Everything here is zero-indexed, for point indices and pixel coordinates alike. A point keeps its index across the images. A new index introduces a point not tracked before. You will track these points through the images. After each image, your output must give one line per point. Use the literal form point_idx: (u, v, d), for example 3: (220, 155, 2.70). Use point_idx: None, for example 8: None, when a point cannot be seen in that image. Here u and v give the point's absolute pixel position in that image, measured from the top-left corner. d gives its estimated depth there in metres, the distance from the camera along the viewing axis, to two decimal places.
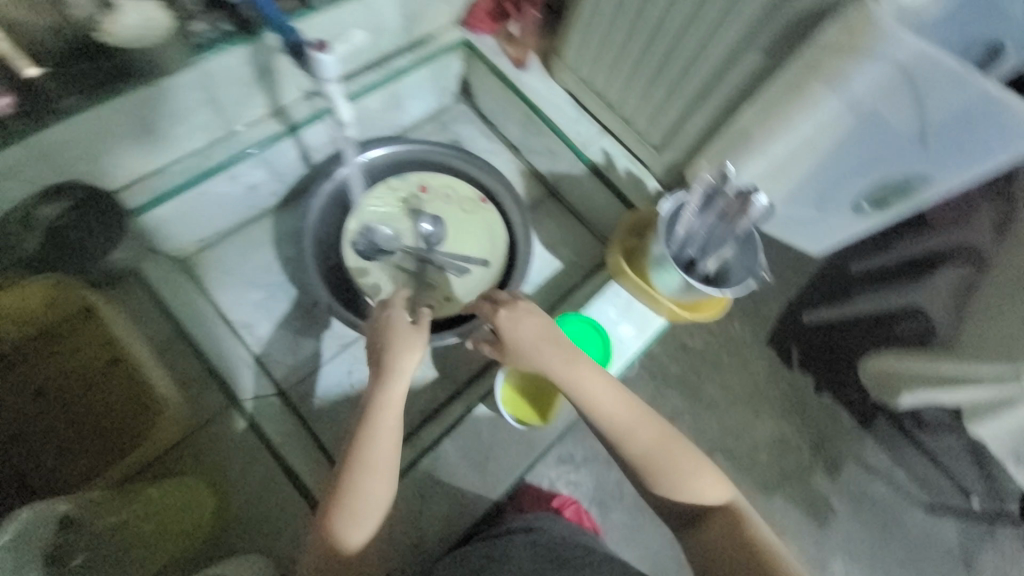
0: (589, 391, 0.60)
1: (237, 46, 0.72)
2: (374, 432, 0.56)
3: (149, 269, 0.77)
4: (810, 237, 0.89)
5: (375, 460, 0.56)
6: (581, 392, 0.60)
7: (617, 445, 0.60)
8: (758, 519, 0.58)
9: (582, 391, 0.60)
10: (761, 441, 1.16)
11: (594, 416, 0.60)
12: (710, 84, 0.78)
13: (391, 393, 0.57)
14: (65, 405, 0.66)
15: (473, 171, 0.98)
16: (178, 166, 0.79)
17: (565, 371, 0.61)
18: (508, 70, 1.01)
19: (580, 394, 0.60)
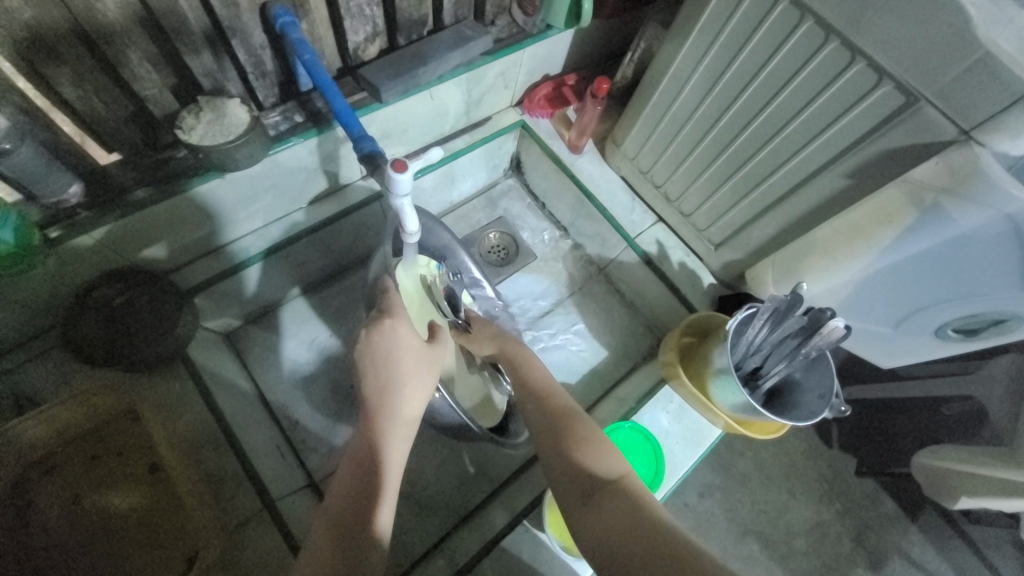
0: (538, 375, 0.68)
1: (307, 138, 0.73)
2: (398, 368, 0.61)
3: (193, 348, 0.74)
4: (884, 348, 0.84)
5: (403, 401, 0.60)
6: (530, 375, 0.68)
7: (554, 418, 0.61)
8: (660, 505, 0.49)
9: (532, 373, 0.69)
10: (798, 528, 1.19)
11: (541, 393, 0.65)
12: (782, 195, 0.75)
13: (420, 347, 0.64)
14: (97, 520, 0.62)
15: None
16: (236, 246, 0.79)
17: (531, 360, 0.71)
18: (564, 154, 1.01)
19: (532, 377, 0.68)
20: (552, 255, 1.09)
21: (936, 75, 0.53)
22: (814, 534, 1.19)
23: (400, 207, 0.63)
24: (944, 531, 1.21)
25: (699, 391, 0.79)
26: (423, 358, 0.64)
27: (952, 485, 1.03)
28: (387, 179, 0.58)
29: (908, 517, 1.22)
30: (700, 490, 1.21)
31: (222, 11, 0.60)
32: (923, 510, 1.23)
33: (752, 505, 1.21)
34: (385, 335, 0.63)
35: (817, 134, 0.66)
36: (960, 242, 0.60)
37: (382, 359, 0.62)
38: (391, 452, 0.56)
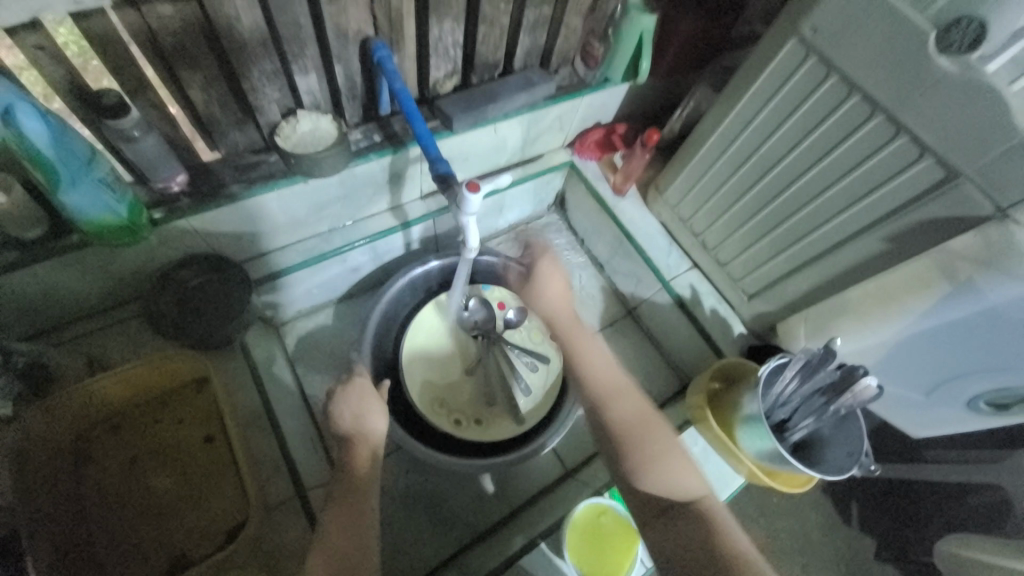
0: (628, 413, 0.70)
1: (382, 156, 0.80)
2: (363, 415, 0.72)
3: (254, 335, 0.81)
4: (913, 415, 0.85)
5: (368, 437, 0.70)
6: (614, 411, 0.70)
7: (631, 451, 0.66)
8: (735, 528, 0.59)
9: (627, 410, 0.70)
10: None
11: (630, 433, 0.67)
12: (819, 254, 0.78)
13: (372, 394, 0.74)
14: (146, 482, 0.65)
15: None
16: (301, 246, 0.86)
17: (605, 385, 0.73)
18: (608, 195, 1.07)
19: (619, 417, 0.69)
20: (585, 289, 1.13)
21: (976, 155, 0.57)
22: None
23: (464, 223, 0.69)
24: None
25: (725, 435, 0.80)
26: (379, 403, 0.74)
27: (967, 574, 0.97)
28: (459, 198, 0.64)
29: None
30: None
31: (333, 40, 0.69)
32: None
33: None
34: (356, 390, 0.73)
35: (860, 199, 0.70)
36: (996, 316, 0.61)
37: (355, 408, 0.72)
38: (369, 475, 0.67)
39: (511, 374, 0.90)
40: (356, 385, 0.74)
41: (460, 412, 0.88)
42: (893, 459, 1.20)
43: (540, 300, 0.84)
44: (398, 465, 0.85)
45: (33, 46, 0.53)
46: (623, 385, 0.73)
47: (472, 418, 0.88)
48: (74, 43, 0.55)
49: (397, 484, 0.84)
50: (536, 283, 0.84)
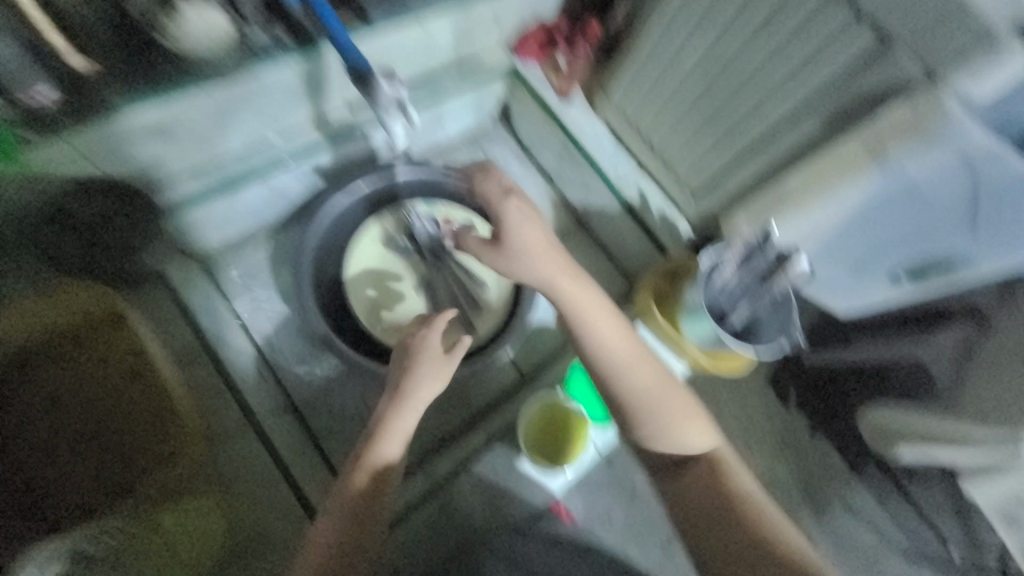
0: (662, 400, 0.65)
1: (291, 60, 0.71)
2: (403, 391, 0.66)
3: (175, 270, 0.80)
4: (840, 298, 0.92)
5: (400, 418, 0.66)
6: (642, 398, 0.65)
7: (636, 421, 0.66)
8: (738, 468, 0.65)
9: (665, 402, 0.65)
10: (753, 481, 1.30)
11: (671, 430, 0.65)
12: (760, 141, 0.78)
13: (431, 355, 0.67)
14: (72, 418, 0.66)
15: None
16: (211, 169, 0.77)
17: (636, 371, 0.66)
18: (553, 101, 0.99)
19: (640, 390, 0.65)
20: (534, 202, 1.10)
21: (912, 16, 0.56)
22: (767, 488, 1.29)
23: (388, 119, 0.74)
24: None
25: (671, 329, 0.84)
26: (439, 367, 0.67)
27: None
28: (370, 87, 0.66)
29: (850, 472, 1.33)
30: None
31: None
32: None
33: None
34: (418, 355, 0.67)
35: (798, 71, 0.69)
36: (914, 188, 0.66)
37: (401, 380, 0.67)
38: (394, 456, 0.65)
39: (461, 290, 0.90)
40: (417, 341, 0.69)
41: (412, 331, 0.87)
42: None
43: (524, 270, 0.68)
44: (356, 390, 0.85)
45: None
46: (661, 376, 0.67)
47: None
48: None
49: (356, 406, 0.84)
50: (503, 246, 0.68)
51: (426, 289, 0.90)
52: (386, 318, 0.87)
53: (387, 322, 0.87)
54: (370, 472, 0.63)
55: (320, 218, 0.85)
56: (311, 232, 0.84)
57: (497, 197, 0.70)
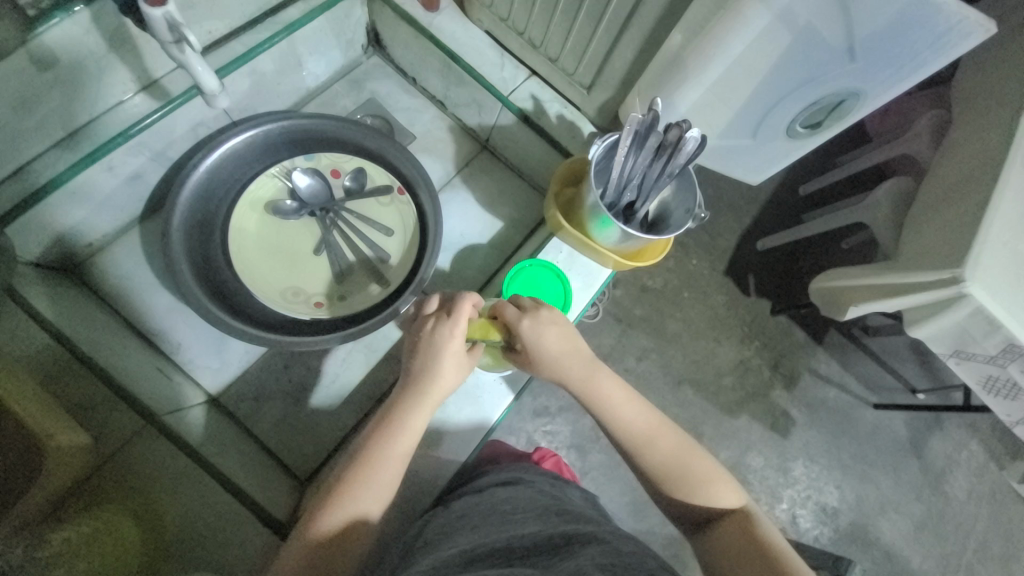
0: (665, 452, 0.64)
1: (76, 12, 0.62)
2: (399, 419, 0.61)
3: (25, 287, 0.67)
4: (747, 167, 0.90)
5: (391, 442, 0.60)
6: (656, 458, 0.64)
7: (663, 484, 0.63)
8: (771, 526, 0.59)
9: (663, 451, 0.64)
10: (723, 367, 1.38)
11: (674, 478, 0.63)
12: (630, 12, 0.71)
13: (440, 379, 0.63)
14: None
15: (390, 156, 0.86)
16: (37, 166, 0.67)
17: (635, 430, 0.65)
18: (420, 14, 0.91)
19: (658, 458, 0.64)
20: (432, 135, 1.02)
21: None
22: (737, 370, 1.39)
23: (184, 57, 0.61)
24: (845, 348, 1.42)
25: (582, 236, 0.81)
26: (441, 389, 0.63)
27: (843, 299, 1.13)
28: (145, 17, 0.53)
29: (814, 341, 1.42)
30: (638, 354, 1.36)
31: None
32: (827, 333, 1.43)
33: (683, 357, 1.37)
34: (422, 381, 0.63)
35: None
36: (791, 24, 0.62)
37: (403, 407, 0.62)
38: (375, 499, 0.58)
39: (363, 242, 0.86)
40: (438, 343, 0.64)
41: (321, 294, 0.84)
42: (778, 227, 1.46)
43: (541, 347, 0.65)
44: (280, 362, 0.84)
45: None
46: (658, 422, 0.66)
47: (337, 295, 0.84)
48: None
49: (280, 381, 0.84)
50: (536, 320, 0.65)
51: (327, 250, 0.85)
52: (291, 287, 0.83)
53: (293, 291, 0.83)
54: (348, 516, 0.56)
55: (180, 199, 0.74)
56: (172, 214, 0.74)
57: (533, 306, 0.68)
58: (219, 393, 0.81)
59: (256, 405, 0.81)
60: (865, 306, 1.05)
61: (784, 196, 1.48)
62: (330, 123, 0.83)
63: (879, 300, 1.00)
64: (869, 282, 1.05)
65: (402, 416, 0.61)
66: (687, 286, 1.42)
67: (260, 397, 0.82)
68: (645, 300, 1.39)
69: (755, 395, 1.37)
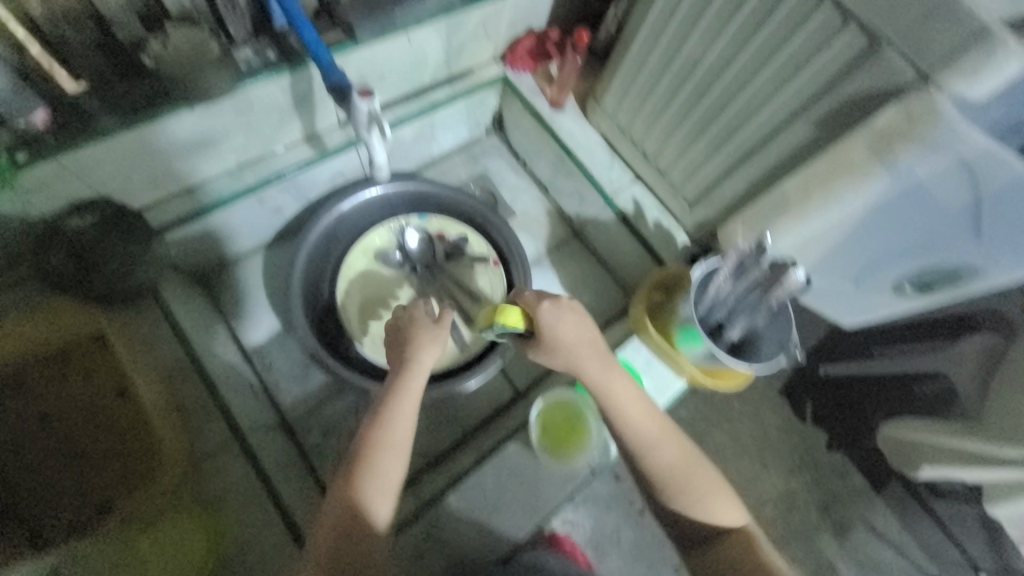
0: (672, 462, 0.63)
1: (277, 75, 0.72)
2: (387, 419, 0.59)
3: (168, 288, 0.76)
4: (842, 310, 0.88)
5: (382, 435, 0.58)
6: (662, 462, 0.63)
7: (671, 495, 0.63)
8: (768, 545, 0.63)
9: (667, 458, 0.63)
10: (767, 494, 1.23)
11: (681, 484, 0.63)
12: (752, 150, 0.75)
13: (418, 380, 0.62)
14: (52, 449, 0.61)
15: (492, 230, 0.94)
16: (206, 188, 0.79)
17: (644, 439, 0.64)
18: (545, 111, 1.00)
19: (664, 465, 0.63)
20: (530, 214, 1.09)
21: (898, 16, 0.52)
22: (783, 502, 1.23)
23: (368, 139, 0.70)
24: (906, 503, 1.24)
25: (665, 342, 0.82)
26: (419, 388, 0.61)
27: (910, 453, 1.10)
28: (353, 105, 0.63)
29: (873, 488, 1.25)
30: None
31: None
32: (888, 482, 1.25)
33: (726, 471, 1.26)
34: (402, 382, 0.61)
35: (786, 81, 0.65)
36: (917, 194, 0.62)
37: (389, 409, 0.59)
38: (372, 487, 0.56)
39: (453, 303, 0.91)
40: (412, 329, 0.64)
41: None
42: (844, 356, 1.31)
43: (562, 332, 0.65)
44: (347, 404, 0.85)
45: None
46: (669, 430, 0.65)
47: None
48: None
49: (343, 421, 0.84)
50: (552, 306, 0.65)
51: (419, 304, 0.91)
52: (378, 332, 0.88)
53: (382, 337, 0.89)
54: (355, 508, 0.55)
55: (310, 238, 0.85)
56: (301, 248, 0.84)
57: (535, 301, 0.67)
58: (292, 420, 0.83)
59: (317, 438, 0.82)
60: (957, 471, 1.00)
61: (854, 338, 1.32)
62: (449, 192, 0.93)
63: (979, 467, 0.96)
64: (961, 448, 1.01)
65: (391, 407, 0.60)
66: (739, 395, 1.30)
67: (321, 431, 0.83)
68: (696, 406, 1.26)
69: (799, 538, 1.21)
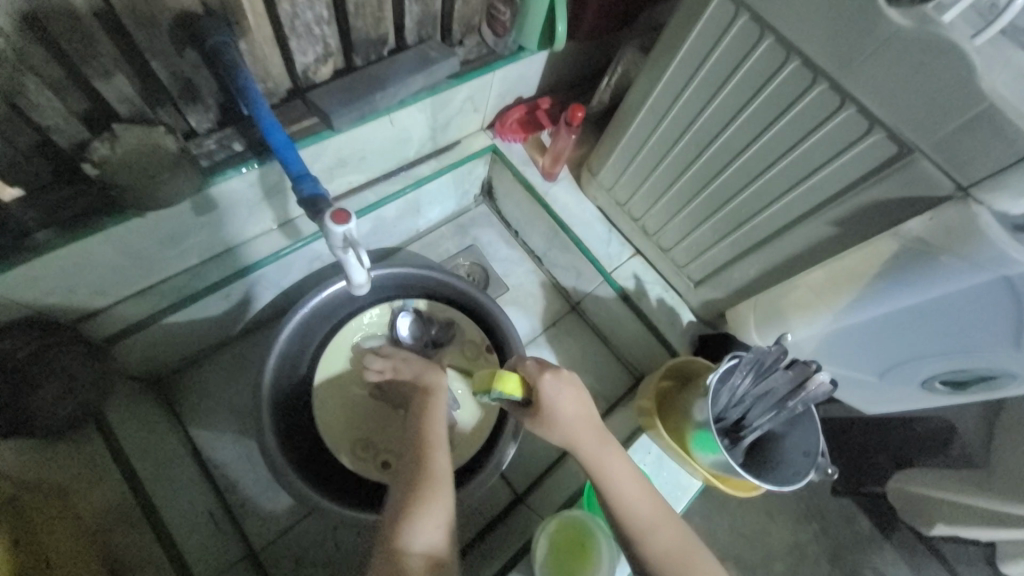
0: (668, 541, 0.57)
1: (247, 170, 0.65)
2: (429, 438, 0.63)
3: (113, 408, 0.67)
4: (865, 397, 0.82)
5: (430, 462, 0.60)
6: (653, 548, 0.57)
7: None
8: None
9: (665, 535, 0.57)
10: (775, 550, 1.16)
11: (675, 572, 0.55)
12: (765, 239, 0.70)
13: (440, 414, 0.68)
14: None
15: (486, 314, 0.86)
16: (162, 288, 0.70)
17: (636, 511, 0.58)
18: (538, 182, 0.95)
19: (660, 544, 0.57)
20: (524, 287, 1.02)
21: (934, 127, 0.47)
22: (790, 557, 1.16)
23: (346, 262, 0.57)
24: (919, 551, 1.18)
25: (677, 444, 0.75)
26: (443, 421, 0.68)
27: (928, 508, 1.07)
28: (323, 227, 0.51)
29: (880, 535, 1.19)
30: None
31: (131, 25, 0.51)
32: (895, 529, 1.19)
33: (729, 529, 1.17)
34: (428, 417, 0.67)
35: (803, 179, 0.60)
36: (955, 300, 0.55)
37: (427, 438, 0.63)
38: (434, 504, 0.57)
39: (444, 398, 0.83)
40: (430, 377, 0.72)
41: (388, 452, 0.79)
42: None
43: (565, 407, 0.60)
44: (323, 524, 0.74)
45: None
46: (662, 511, 0.59)
47: None
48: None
49: (321, 546, 0.73)
50: (555, 377, 0.61)
51: None
52: (361, 438, 0.79)
53: (364, 443, 0.79)
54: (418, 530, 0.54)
55: (281, 337, 0.75)
56: (272, 347, 0.74)
57: (535, 373, 0.61)
58: (258, 549, 0.71)
59: (289, 567, 0.71)
60: (976, 529, 0.97)
61: None
62: (437, 274, 0.85)
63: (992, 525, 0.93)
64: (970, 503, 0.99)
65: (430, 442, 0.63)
66: None
67: (293, 558, 0.72)
68: None
69: None
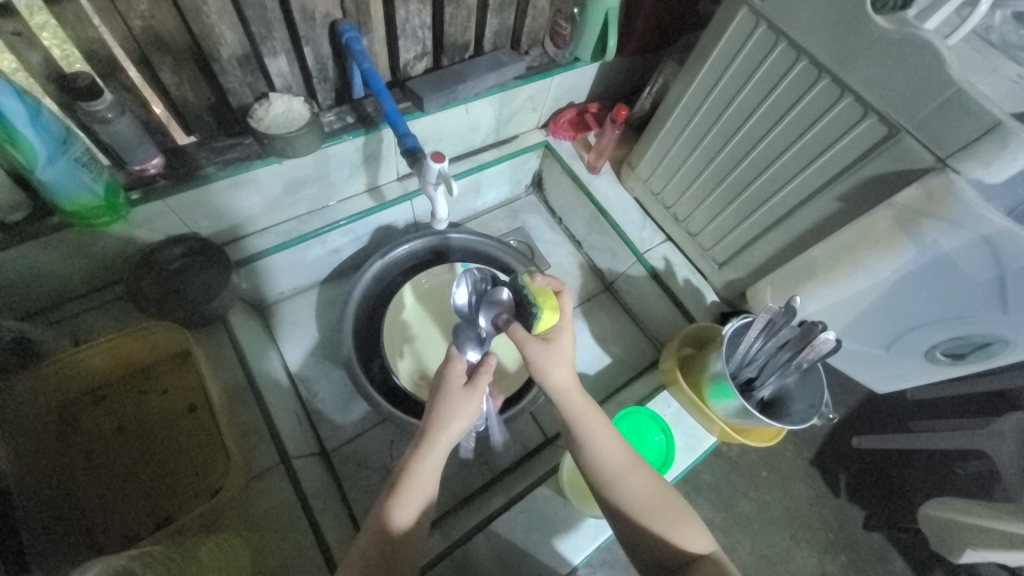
0: (639, 490, 0.60)
1: (357, 135, 0.82)
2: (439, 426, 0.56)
3: (234, 317, 0.82)
4: (881, 371, 0.91)
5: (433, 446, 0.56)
6: (628, 496, 0.60)
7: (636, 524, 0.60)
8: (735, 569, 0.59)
9: (636, 488, 0.60)
10: (799, 571, 1.19)
11: (647, 517, 0.60)
12: (781, 217, 0.80)
13: (404, 505, 0.55)
14: (124, 458, 0.68)
15: None
16: (280, 228, 0.88)
17: (608, 465, 0.61)
18: (583, 174, 1.09)
19: (630, 493, 0.60)
20: (564, 267, 1.16)
21: (916, 109, 0.58)
22: None
23: (434, 195, 0.75)
24: None
25: (696, 397, 0.84)
26: (422, 492, 0.56)
27: (957, 539, 1.01)
28: (424, 166, 0.70)
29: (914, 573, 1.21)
30: None
31: (299, 19, 0.70)
32: (931, 569, 1.21)
33: (753, 546, 1.21)
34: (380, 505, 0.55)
35: (813, 161, 0.71)
36: (944, 266, 0.66)
37: (381, 516, 0.54)
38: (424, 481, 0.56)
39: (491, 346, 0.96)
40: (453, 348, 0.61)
41: None
42: (880, 429, 1.31)
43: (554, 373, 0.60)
44: (383, 437, 0.89)
45: (9, 32, 0.55)
46: (634, 462, 0.62)
47: None
48: (40, 15, 0.55)
49: (382, 457, 0.87)
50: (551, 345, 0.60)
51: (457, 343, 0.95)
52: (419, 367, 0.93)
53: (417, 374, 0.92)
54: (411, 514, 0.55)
55: (362, 279, 0.91)
56: (356, 285, 0.91)
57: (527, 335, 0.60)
58: (329, 450, 0.86)
59: (351, 469, 0.85)
60: (994, 552, 0.90)
61: (889, 417, 1.33)
62: (491, 241, 0.99)
63: (1015, 548, 0.85)
64: (1000, 528, 0.93)
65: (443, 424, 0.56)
66: (767, 463, 1.29)
67: (355, 464, 0.86)
68: (718, 465, 1.28)
69: None
